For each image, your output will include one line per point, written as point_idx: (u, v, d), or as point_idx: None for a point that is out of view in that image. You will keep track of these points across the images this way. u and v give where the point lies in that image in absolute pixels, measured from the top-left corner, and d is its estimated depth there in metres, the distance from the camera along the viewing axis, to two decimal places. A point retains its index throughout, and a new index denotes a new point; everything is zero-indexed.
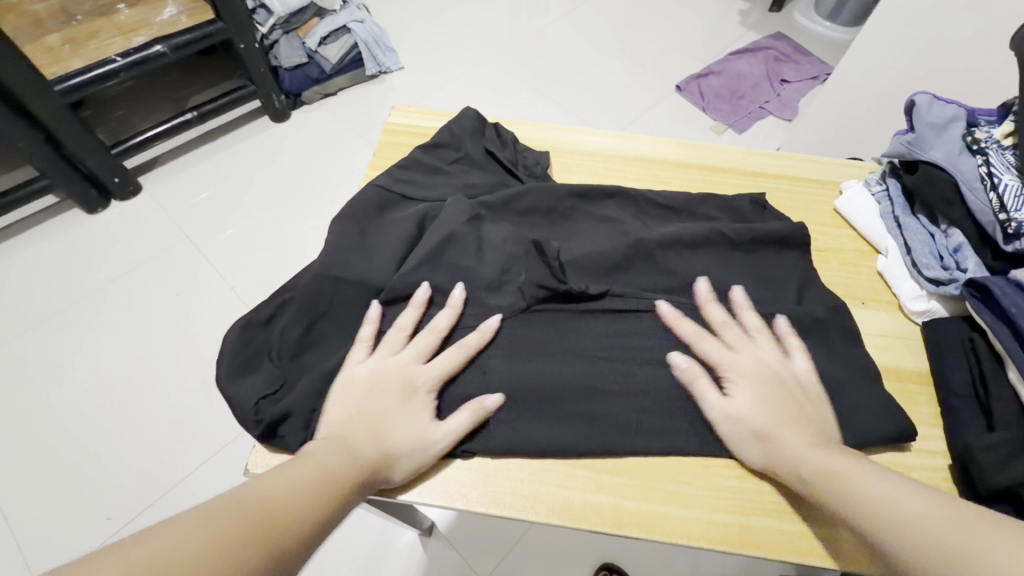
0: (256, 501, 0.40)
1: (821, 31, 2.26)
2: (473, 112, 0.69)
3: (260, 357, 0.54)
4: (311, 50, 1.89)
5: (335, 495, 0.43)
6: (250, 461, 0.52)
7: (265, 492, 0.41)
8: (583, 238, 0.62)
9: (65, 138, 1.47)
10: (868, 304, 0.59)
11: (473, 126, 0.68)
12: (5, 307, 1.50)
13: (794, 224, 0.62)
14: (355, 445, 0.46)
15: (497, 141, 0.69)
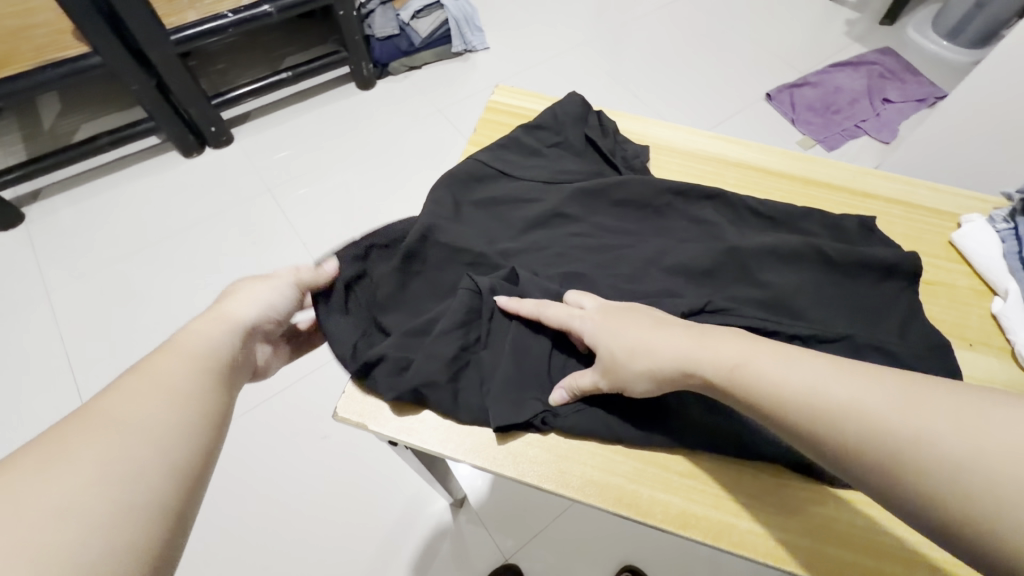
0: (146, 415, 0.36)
1: (936, 50, 2.09)
2: (578, 98, 0.69)
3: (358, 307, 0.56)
4: (404, 23, 1.93)
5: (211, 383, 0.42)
6: (339, 405, 0.54)
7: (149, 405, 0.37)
8: (672, 238, 0.61)
9: (174, 84, 1.58)
10: (977, 346, 0.55)
11: (576, 112, 0.68)
12: (106, 233, 1.64)
13: (903, 251, 0.58)
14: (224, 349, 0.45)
15: (598, 130, 0.69)
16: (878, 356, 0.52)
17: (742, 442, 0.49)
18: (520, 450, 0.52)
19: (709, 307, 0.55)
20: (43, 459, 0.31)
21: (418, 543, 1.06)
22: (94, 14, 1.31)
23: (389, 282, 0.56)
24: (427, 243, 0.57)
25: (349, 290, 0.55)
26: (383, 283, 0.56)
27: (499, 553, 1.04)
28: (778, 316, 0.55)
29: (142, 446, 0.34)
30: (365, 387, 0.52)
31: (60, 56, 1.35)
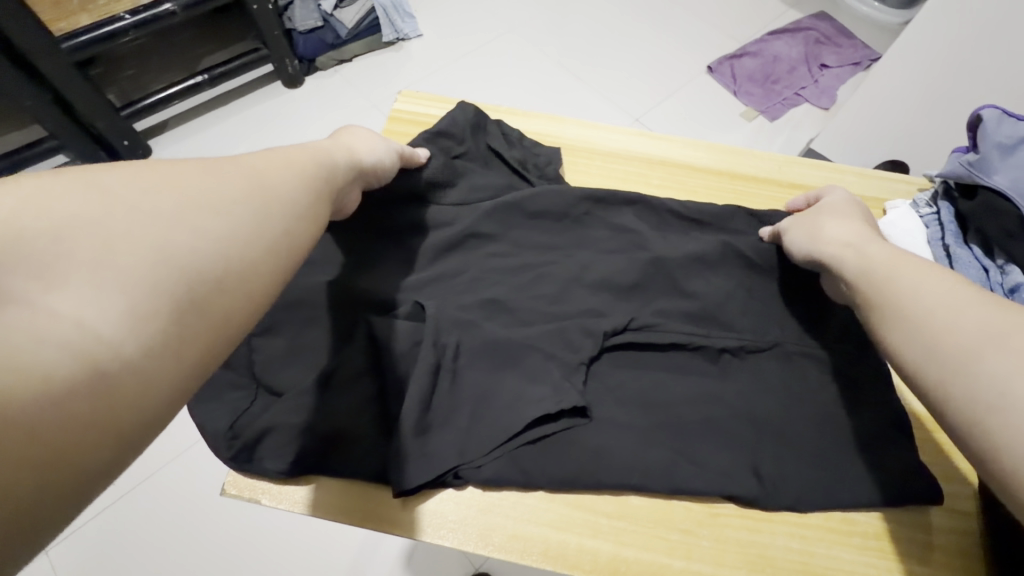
0: (248, 199, 0.39)
1: (868, 12, 2.11)
2: (471, 106, 0.63)
3: (247, 370, 0.51)
4: (326, 14, 1.81)
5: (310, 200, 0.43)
6: (226, 482, 0.49)
7: (250, 193, 0.39)
8: (596, 249, 0.58)
9: (72, 97, 1.44)
10: None
11: (474, 122, 0.63)
12: None
13: None
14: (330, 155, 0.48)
15: (502, 140, 0.63)
16: (808, 358, 0.51)
17: (668, 475, 0.46)
18: (435, 513, 0.47)
19: (630, 322, 0.53)
20: (164, 199, 0.35)
21: None
22: None
23: (274, 344, 0.51)
24: (320, 291, 0.53)
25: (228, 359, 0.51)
26: (266, 347, 0.51)
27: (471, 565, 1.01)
28: (700, 329, 0.53)
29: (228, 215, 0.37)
30: (250, 468, 0.48)
31: None
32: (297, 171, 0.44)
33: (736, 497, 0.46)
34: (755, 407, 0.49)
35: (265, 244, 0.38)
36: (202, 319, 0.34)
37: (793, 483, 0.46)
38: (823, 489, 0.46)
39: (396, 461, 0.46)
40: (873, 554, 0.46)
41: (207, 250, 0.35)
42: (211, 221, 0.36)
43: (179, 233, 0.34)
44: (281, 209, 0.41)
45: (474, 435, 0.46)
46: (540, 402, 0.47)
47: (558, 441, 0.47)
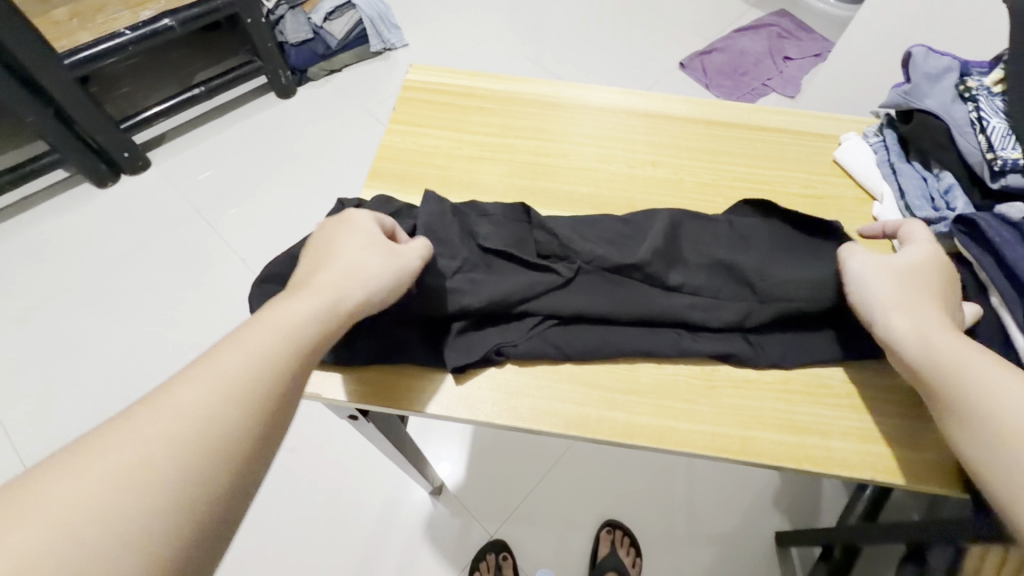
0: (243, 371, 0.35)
1: (824, 8, 2.27)
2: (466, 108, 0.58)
3: None
4: (317, 26, 1.91)
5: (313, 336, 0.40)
6: None
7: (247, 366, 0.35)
8: (596, 186, 0.65)
9: (74, 111, 1.49)
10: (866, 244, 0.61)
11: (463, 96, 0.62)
12: (23, 278, 1.54)
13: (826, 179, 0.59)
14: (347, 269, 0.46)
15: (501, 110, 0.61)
16: None
17: (673, 340, 0.52)
18: (470, 394, 0.51)
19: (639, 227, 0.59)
20: (151, 412, 0.31)
21: (404, 534, 1.08)
22: None
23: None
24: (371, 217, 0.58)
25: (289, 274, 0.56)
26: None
27: (486, 533, 1.09)
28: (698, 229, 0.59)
29: (226, 394, 0.34)
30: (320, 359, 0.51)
31: None
32: (332, 293, 0.43)
33: (733, 358, 0.52)
34: (755, 298, 0.54)
35: (181, 448, 0.30)
36: (222, 457, 0.31)
37: (776, 347, 0.53)
38: (808, 351, 0.52)
39: (449, 345, 0.52)
40: (858, 407, 0.51)
41: (233, 391, 0.34)
42: (235, 359, 0.36)
43: (196, 380, 0.34)
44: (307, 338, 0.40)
45: (514, 322, 0.53)
46: (563, 300, 0.53)
47: (585, 324, 0.53)
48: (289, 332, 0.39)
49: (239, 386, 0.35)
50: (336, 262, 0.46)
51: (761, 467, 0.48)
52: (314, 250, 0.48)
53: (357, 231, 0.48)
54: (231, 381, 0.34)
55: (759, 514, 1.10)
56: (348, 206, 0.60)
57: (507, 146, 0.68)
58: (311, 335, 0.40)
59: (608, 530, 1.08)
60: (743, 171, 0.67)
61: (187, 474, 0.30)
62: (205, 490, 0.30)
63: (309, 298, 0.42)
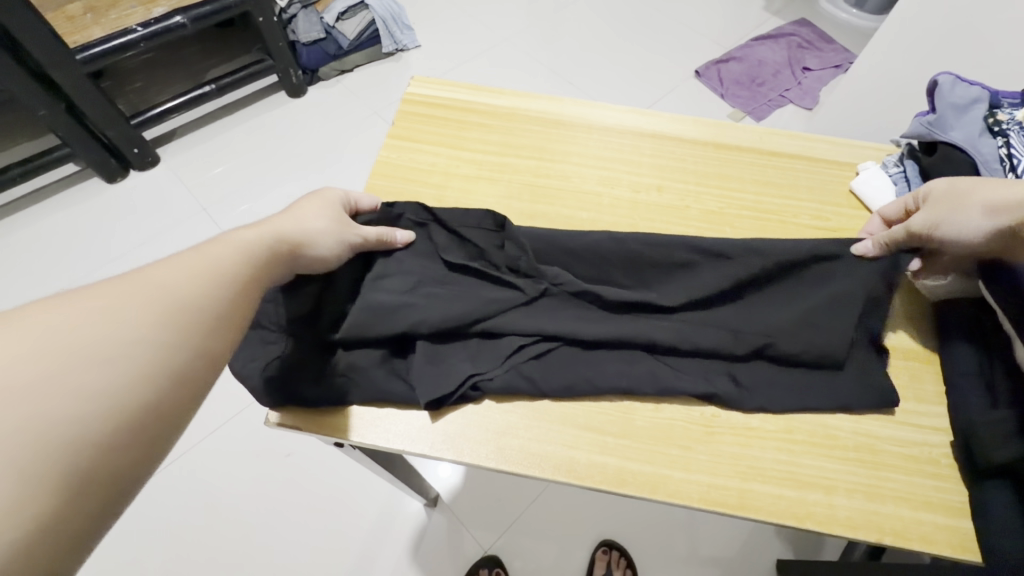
0: (175, 285, 0.38)
1: (846, 19, 2.22)
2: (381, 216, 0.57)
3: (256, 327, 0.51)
4: (329, 26, 1.90)
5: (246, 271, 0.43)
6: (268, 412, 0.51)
7: (183, 283, 0.39)
8: (597, 211, 0.62)
9: (85, 106, 1.49)
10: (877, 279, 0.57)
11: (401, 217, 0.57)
12: (30, 272, 1.54)
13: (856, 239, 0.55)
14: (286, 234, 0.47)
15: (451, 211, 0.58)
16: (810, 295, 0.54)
17: (656, 378, 0.50)
18: (454, 431, 0.49)
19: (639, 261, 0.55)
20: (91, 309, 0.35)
21: (396, 546, 1.07)
22: None
23: (297, 299, 0.51)
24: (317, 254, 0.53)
25: (259, 317, 0.51)
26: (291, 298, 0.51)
27: (481, 549, 1.07)
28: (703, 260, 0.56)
29: (165, 302, 0.37)
30: (290, 399, 0.49)
31: None
32: (224, 267, 0.42)
33: (716, 398, 0.49)
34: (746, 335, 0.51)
35: (114, 343, 0.34)
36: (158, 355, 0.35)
37: (767, 392, 0.50)
38: (811, 396, 0.49)
39: (415, 372, 0.49)
40: (866, 461, 0.48)
41: (88, 356, 0.33)
42: (92, 320, 0.34)
43: (87, 303, 0.35)
44: (187, 303, 0.38)
45: (486, 348, 0.51)
46: (526, 319, 0.52)
47: (558, 354, 0.51)
48: (229, 259, 0.42)
49: (179, 298, 0.38)
50: (240, 233, 0.45)
51: (759, 522, 0.46)
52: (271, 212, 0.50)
53: (321, 203, 0.52)
54: (166, 292, 0.38)
55: (764, 544, 1.06)
56: None
57: (507, 165, 0.66)
58: (249, 267, 0.43)
59: (604, 550, 1.05)
60: (752, 200, 0.63)
61: (120, 364, 0.34)
62: (135, 378, 0.34)
63: (191, 264, 0.41)
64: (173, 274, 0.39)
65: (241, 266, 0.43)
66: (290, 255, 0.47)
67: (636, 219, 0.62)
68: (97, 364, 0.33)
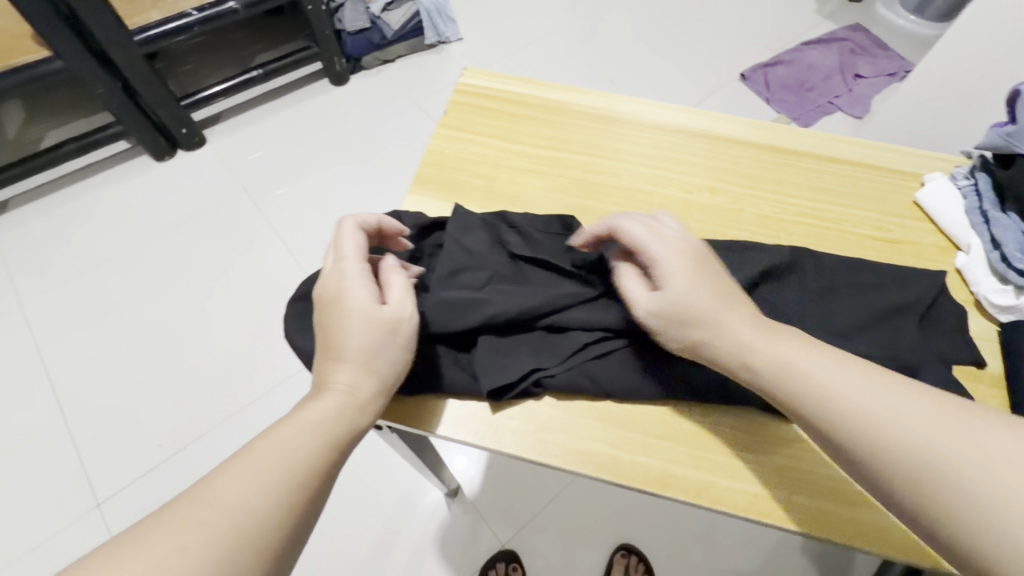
0: (294, 456, 0.38)
1: (904, 25, 2.13)
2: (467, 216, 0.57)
3: None
4: (375, 15, 1.90)
5: (353, 423, 0.42)
6: None
7: (299, 452, 0.38)
8: (648, 210, 0.61)
9: (139, 86, 1.54)
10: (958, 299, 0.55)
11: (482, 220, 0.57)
12: (79, 243, 1.60)
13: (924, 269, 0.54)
14: (380, 358, 0.44)
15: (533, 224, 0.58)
16: (869, 307, 0.52)
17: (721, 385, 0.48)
18: (499, 423, 0.49)
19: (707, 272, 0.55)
20: (216, 493, 0.35)
21: (414, 533, 1.08)
22: (51, 17, 1.27)
23: None
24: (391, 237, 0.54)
25: None
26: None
27: (498, 542, 1.07)
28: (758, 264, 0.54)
29: (282, 478, 0.37)
30: None
31: (18, 62, 1.32)
32: (306, 448, 0.39)
33: (778, 412, 0.48)
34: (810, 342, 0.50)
35: (239, 534, 0.34)
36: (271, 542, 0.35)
37: None
38: None
39: (480, 365, 0.49)
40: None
41: (217, 555, 0.32)
42: (220, 511, 0.34)
43: (216, 489, 0.35)
44: (261, 506, 0.35)
45: (551, 342, 0.50)
46: (592, 314, 0.50)
47: (626, 352, 0.50)
48: (336, 415, 0.41)
49: (298, 472, 0.38)
50: (316, 402, 0.41)
51: (805, 536, 0.44)
52: (323, 340, 0.45)
53: (344, 312, 0.44)
54: (282, 466, 0.37)
55: (787, 562, 1.03)
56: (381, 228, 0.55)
57: (557, 159, 0.65)
58: (355, 416, 0.42)
59: (622, 555, 1.04)
60: (808, 206, 0.62)
61: (245, 557, 0.33)
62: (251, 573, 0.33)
63: (267, 450, 0.38)
64: (292, 440, 0.39)
65: (328, 446, 0.40)
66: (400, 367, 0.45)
67: (687, 220, 0.60)
68: (223, 560, 0.33)
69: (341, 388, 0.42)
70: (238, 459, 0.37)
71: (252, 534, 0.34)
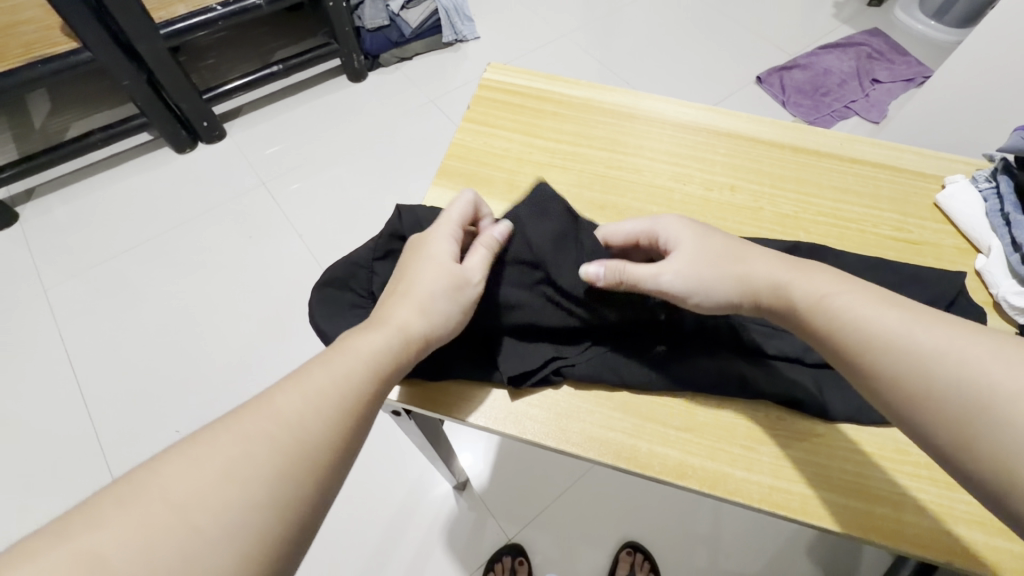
0: (341, 382, 0.40)
1: (922, 31, 2.12)
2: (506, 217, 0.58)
3: (349, 294, 0.54)
4: (393, 13, 1.93)
5: (399, 357, 0.43)
6: None
7: (344, 378, 0.40)
8: (669, 207, 0.62)
9: (163, 79, 1.57)
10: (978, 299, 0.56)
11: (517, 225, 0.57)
12: (101, 232, 1.64)
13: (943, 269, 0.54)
14: (437, 303, 0.46)
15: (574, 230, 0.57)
16: None
17: (742, 380, 0.49)
18: (520, 411, 0.50)
19: None
20: (267, 407, 0.37)
21: (423, 524, 1.09)
22: (82, 9, 1.30)
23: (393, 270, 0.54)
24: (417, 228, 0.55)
25: (349, 280, 0.54)
26: (382, 268, 0.54)
27: (505, 536, 1.08)
28: None
29: (327, 400, 0.38)
30: None
31: (49, 52, 1.35)
32: (341, 381, 0.40)
33: (796, 405, 0.49)
34: None
35: (286, 444, 0.35)
36: (315, 456, 0.36)
37: (840, 400, 0.49)
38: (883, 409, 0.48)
39: (502, 355, 0.51)
40: (940, 481, 0.46)
41: (264, 462, 0.34)
42: (268, 425, 0.36)
43: (267, 404, 0.37)
44: (302, 421, 0.37)
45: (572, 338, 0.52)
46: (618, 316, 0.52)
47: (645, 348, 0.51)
48: (383, 347, 0.43)
49: (346, 396, 0.39)
50: (364, 335, 0.43)
51: (821, 530, 0.45)
52: (393, 285, 0.49)
53: (426, 257, 0.48)
54: (329, 390, 0.39)
55: (792, 564, 1.03)
56: (405, 219, 0.55)
57: (579, 155, 0.66)
58: (398, 351, 0.43)
59: (628, 552, 1.05)
60: (829, 206, 0.62)
61: (291, 467, 0.35)
62: (298, 481, 0.35)
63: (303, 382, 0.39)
64: (338, 367, 0.40)
65: (364, 381, 0.41)
66: (456, 320, 0.47)
67: (708, 218, 0.61)
68: (273, 466, 0.34)
69: (394, 322, 0.44)
70: (288, 380, 0.39)
71: (298, 448, 0.36)
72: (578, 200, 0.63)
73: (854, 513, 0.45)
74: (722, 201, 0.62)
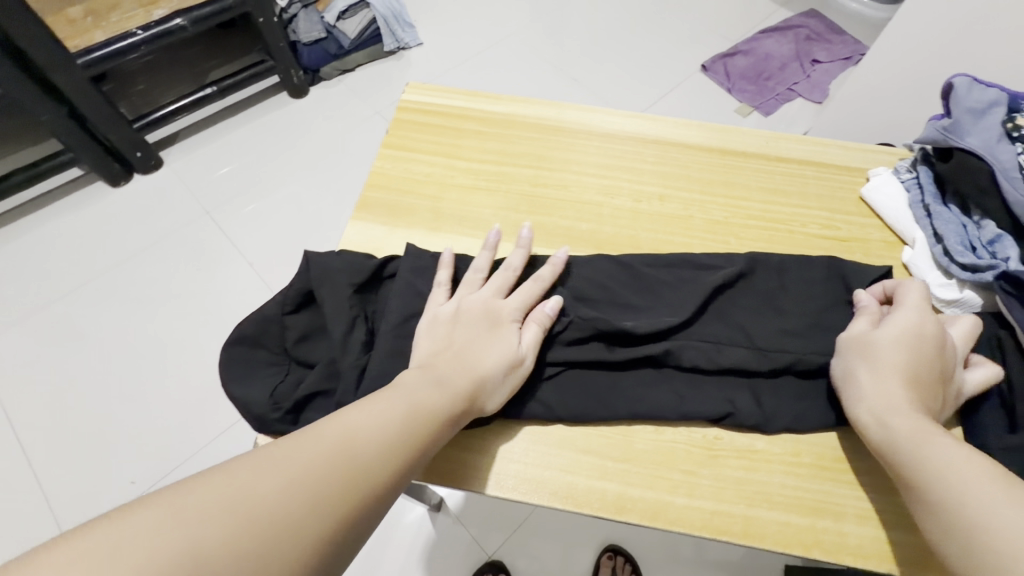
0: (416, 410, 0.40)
1: (856, 9, 2.17)
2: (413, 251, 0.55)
3: (263, 352, 0.51)
4: (330, 25, 1.87)
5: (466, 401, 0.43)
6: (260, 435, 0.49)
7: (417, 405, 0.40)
8: (600, 222, 0.60)
9: (87, 111, 1.48)
10: None
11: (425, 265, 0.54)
12: (36, 277, 1.54)
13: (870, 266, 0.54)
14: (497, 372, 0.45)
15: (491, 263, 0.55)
16: (819, 309, 0.52)
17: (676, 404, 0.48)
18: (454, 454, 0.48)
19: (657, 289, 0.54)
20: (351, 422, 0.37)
21: (398, 553, 1.06)
22: None
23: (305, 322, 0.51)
24: (328, 275, 0.52)
25: (261, 337, 0.51)
26: (294, 321, 0.51)
27: (484, 553, 1.06)
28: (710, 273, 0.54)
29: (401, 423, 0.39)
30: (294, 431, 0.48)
31: None
32: (367, 442, 0.36)
33: (729, 420, 0.48)
34: (760, 341, 0.51)
35: (358, 461, 0.35)
36: (380, 477, 0.36)
37: (775, 411, 0.48)
38: (820, 417, 0.48)
39: None
40: (878, 487, 0.46)
41: (334, 471, 0.34)
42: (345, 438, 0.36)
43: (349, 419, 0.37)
44: (373, 437, 0.37)
45: None
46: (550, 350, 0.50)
47: (575, 377, 0.50)
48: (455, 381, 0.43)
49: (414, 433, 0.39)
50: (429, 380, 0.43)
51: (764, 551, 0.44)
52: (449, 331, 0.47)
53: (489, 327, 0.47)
54: (398, 417, 0.39)
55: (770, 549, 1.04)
56: (314, 267, 0.52)
57: (505, 174, 0.64)
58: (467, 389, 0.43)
59: (609, 555, 1.04)
60: (759, 209, 0.61)
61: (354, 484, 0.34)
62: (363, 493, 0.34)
63: (326, 434, 0.35)
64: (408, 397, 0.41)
65: (396, 443, 0.38)
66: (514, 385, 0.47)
67: (637, 232, 0.60)
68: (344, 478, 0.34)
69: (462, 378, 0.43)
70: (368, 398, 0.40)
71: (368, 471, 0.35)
72: (506, 222, 0.61)
73: (795, 533, 0.45)
74: (653, 211, 0.61)
